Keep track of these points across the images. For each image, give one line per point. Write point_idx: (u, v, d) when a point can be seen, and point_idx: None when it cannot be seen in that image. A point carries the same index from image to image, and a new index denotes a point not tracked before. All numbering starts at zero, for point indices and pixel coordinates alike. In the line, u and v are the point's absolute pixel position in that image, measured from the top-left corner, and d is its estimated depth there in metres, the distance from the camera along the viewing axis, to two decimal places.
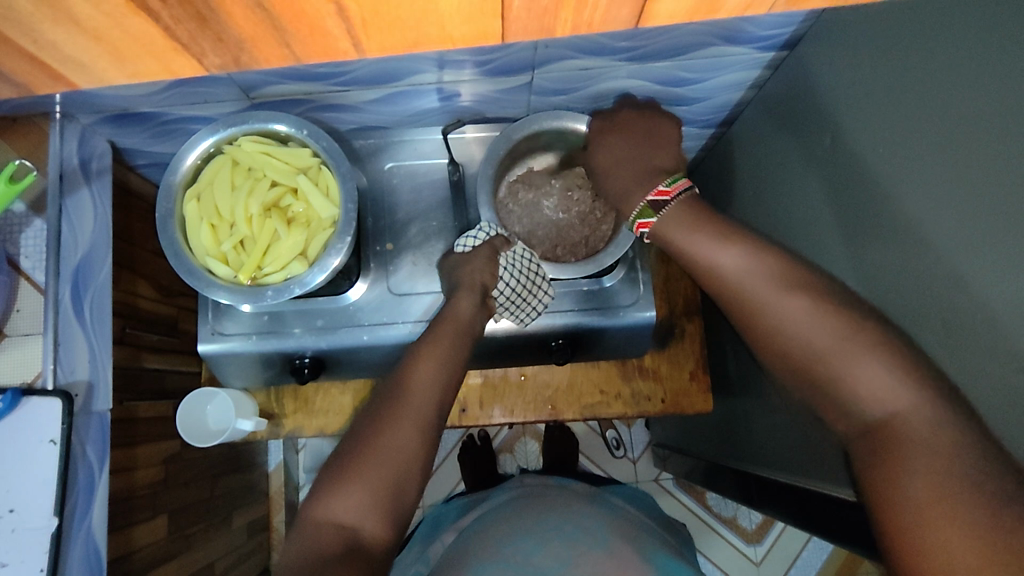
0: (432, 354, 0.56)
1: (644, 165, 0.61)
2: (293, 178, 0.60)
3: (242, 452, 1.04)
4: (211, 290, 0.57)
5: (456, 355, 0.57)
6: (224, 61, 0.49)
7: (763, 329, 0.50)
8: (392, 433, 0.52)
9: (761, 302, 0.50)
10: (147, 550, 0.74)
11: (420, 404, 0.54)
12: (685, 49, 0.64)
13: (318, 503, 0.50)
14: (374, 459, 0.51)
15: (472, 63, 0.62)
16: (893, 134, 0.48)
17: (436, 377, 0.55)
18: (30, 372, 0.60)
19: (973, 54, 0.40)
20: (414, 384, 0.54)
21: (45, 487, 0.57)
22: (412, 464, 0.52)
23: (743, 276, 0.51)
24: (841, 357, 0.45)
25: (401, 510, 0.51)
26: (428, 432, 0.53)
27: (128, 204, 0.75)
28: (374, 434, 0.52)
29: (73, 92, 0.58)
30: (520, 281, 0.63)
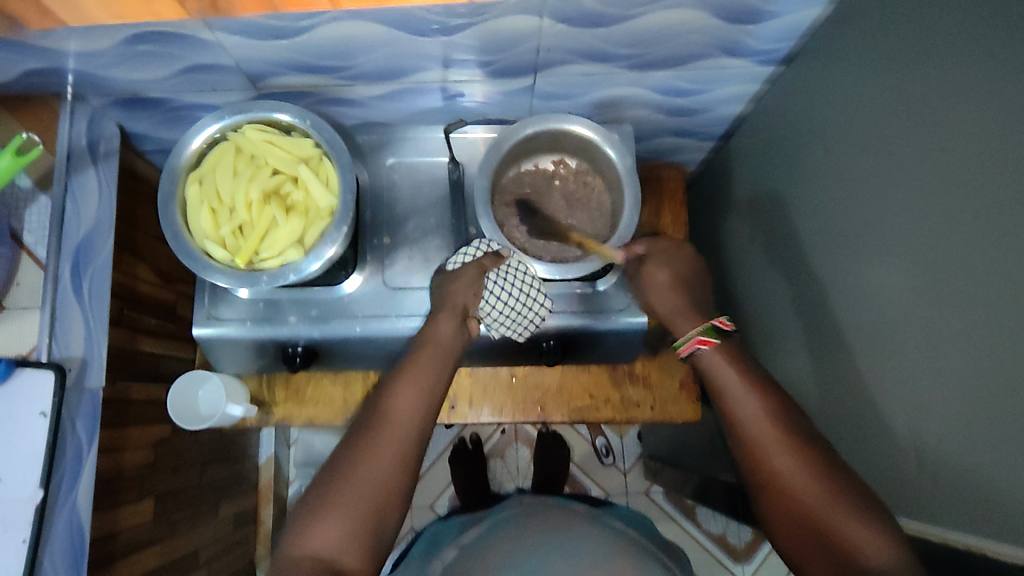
0: (413, 379, 0.58)
1: (698, 297, 0.62)
2: (293, 167, 0.61)
3: (232, 443, 1.04)
4: (208, 273, 0.58)
5: (436, 381, 0.59)
6: (203, 5, 0.51)
7: (762, 472, 0.53)
8: (372, 460, 0.53)
9: (745, 418, 0.55)
10: (132, 532, 0.75)
11: (401, 430, 0.55)
12: (684, 60, 0.65)
13: (295, 538, 0.50)
14: (354, 488, 0.52)
15: (475, 63, 0.64)
16: (905, 145, 0.49)
17: (416, 402, 0.57)
18: (25, 345, 0.61)
19: (983, 66, 0.42)
20: (396, 411, 0.56)
21: (33, 460, 0.57)
22: (394, 491, 0.53)
23: (736, 393, 0.56)
24: (832, 504, 0.49)
25: (381, 536, 0.52)
26: (409, 456, 0.55)
27: (134, 187, 0.76)
28: (356, 462, 0.53)
29: (86, 72, 0.61)
30: (515, 294, 0.62)
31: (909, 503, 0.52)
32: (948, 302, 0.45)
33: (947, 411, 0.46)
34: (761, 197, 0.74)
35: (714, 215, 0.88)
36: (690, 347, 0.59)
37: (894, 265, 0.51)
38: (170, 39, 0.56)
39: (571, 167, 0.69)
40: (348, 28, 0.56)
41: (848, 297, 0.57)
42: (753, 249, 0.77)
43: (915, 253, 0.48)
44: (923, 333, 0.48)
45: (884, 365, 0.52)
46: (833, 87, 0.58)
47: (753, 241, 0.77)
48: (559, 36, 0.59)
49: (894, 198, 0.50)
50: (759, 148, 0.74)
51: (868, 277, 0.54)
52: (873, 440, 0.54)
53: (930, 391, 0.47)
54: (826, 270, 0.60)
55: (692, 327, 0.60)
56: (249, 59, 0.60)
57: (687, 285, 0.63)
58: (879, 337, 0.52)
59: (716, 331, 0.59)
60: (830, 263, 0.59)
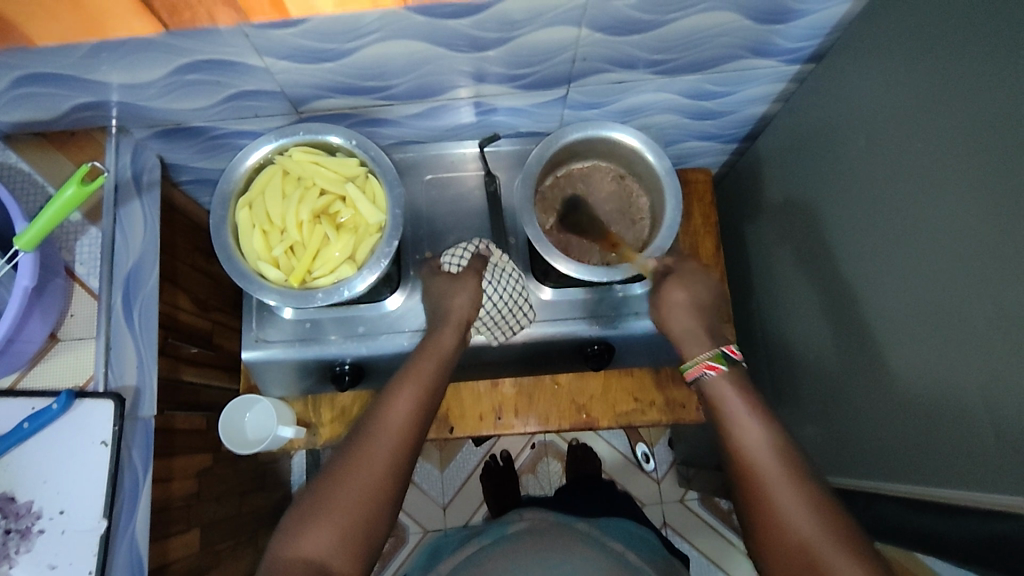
0: (410, 390, 0.56)
1: (713, 324, 0.63)
2: (341, 186, 0.62)
3: (267, 471, 1.03)
4: (262, 293, 0.59)
5: (434, 388, 0.58)
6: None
7: (759, 499, 0.52)
8: (361, 467, 0.52)
9: (731, 416, 0.56)
10: (182, 563, 0.74)
11: (391, 438, 0.54)
12: (711, 63, 0.67)
13: (285, 542, 0.49)
14: (342, 494, 0.51)
15: (511, 76, 0.65)
16: (926, 127, 0.50)
17: (411, 412, 0.55)
18: (82, 375, 0.60)
19: (1002, 44, 0.43)
20: (389, 420, 0.55)
21: (94, 490, 0.56)
22: (382, 499, 0.52)
23: (719, 393, 0.58)
24: (794, 502, 0.50)
25: (370, 545, 0.50)
26: (399, 464, 0.53)
27: (173, 218, 0.77)
28: (346, 468, 0.52)
29: (130, 104, 0.62)
30: (505, 300, 0.67)
31: (943, 486, 0.51)
32: (977, 273, 0.45)
33: (976, 391, 0.46)
34: (790, 188, 0.74)
35: (737, 216, 0.90)
36: (697, 370, 0.59)
37: (919, 251, 0.51)
38: (216, 67, 0.57)
39: (609, 173, 0.71)
40: (392, 48, 0.58)
41: (876, 288, 0.57)
42: (780, 248, 0.77)
43: (943, 233, 0.49)
44: (950, 314, 0.48)
45: (914, 352, 0.52)
46: (856, 80, 0.60)
47: (779, 239, 0.77)
48: (596, 45, 0.61)
49: (917, 184, 0.51)
50: (784, 147, 0.75)
51: (896, 266, 0.54)
52: (906, 431, 0.54)
53: (960, 371, 0.48)
54: (853, 264, 0.61)
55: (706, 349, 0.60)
56: (295, 83, 0.62)
57: (704, 314, 0.63)
58: (907, 324, 0.53)
59: (727, 358, 0.59)
60: (858, 255, 0.60)
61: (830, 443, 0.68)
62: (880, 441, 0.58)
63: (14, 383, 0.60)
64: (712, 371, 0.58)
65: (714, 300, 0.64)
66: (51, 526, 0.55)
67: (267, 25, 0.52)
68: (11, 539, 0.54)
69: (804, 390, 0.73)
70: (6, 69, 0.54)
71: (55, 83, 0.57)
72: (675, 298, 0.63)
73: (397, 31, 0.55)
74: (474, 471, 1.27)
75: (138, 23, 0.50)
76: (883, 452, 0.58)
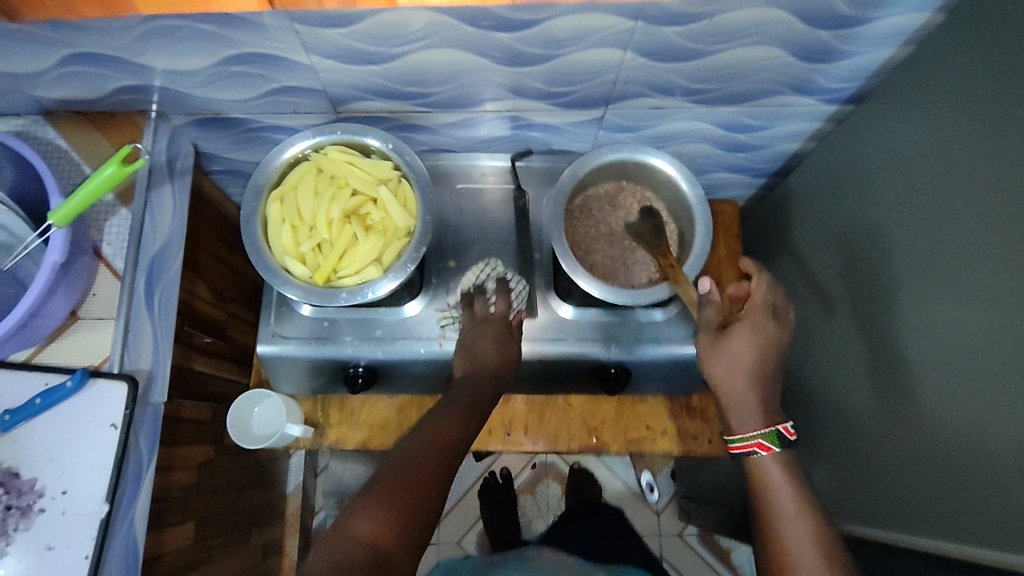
0: (446, 402, 0.56)
1: (771, 385, 0.56)
2: (374, 188, 0.62)
3: (265, 469, 1.02)
4: (286, 287, 0.59)
5: (476, 395, 0.57)
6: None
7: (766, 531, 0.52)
8: (406, 458, 0.50)
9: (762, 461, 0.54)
10: (174, 555, 0.72)
11: (433, 436, 0.52)
12: (750, 97, 0.67)
13: (337, 526, 0.47)
14: (389, 480, 0.48)
15: (550, 93, 0.65)
16: (970, 173, 0.49)
17: (449, 418, 0.54)
18: (97, 356, 0.60)
19: None
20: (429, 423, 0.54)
21: (98, 473, 0.55)
22: (428, 489, 0.49)
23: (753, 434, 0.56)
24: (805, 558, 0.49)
25: (416, 528, 0.47)
26: (446, 461, 0.51)
27: (200, 206, 0.78)
28: (391, 462, 0.50)
29: (172, 91, 0.63)
30: None
31: (963, 539, 0.50)
32: (1010, 328, 0.45)
33: (1010, 450, 0.45)
34: (821, 212, 0.73)
35: (760, 250, 0.89)
36: (746, 448, 0.54)
37: (954, 300, 0.50)
38: (262, 61, 0.58)
39: (638, 196, 0.70)
40: (436, 56, 0.58)
41: (905, 335, 0.56)
42: (806, 287, 0.76)
43: (979, 284, 0.48)
44: (984, 366, 0.47)
45: (943, 404, 0.51)
46: (896, 124, 0.60)
47: (806, 278, 0.76)
48: (639, 70, 0.61)
49: (955, 229, 0.51)
50: (817, 185, 0.75)
51: (928, 315, 0.53)
52: (931, 485, 0.53)
53: (989, 426, 0.47)
54: (882, 308, 0.60)
55: (756, 425, 0.54)
56: (337, 83, 0.62)
57: (765, 374, 0.56)
58: (938, 374, 0.52)
59: (781, 437, 0.53)
60: (887, 300, 0.59)
61: (843, 473, 0.68)
62: (897, 478, 0.58)
63: (29, 357, 0.59)
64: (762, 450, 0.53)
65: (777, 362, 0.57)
66: (52, 506, 0.54)
67: (315, 23, 0.53)
68: (10, 516, 0.53)
69: (819, 415, 0.72)
70: (57, 46, 0.55)
71: (102, 64, 0.58)
72: (730, 350, 0.56)
73: (443, 39, 0.56)
74: (472, 487, 1.25)
75: (198, 16, 0.51)
76: (902, 491, 0.57)
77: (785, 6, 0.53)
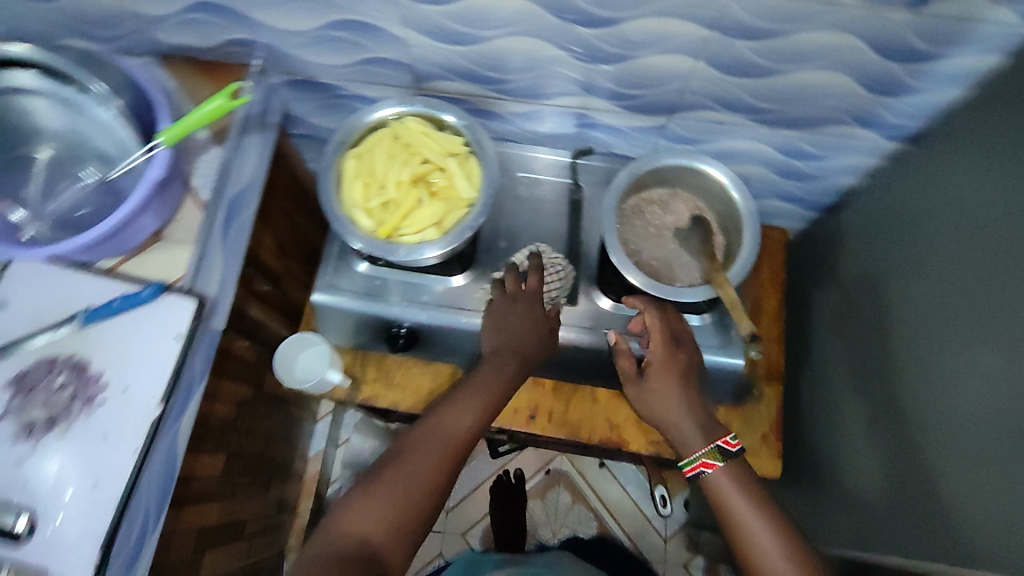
0: (462, 404, 0.60)
1: (691, 398, 0.64)
2: (444, 159, 0.66)
3: (292, 425, 1.06)
4: (351, 236, 0.63)
5: (494, 398, 0.61)
6: None
7: (728, 523, 0.58)
8: (414, 463, 0.56)
9: (726, 499, 0.59)
10: (203, 481, 0.76)
11: (444, 442, 0.58)
12: (812, 122, 0.69)
13: (342, 515, 0.54)
14: (393, 482, 0.55)
15: (619, 95, 0.69)
16: (1007, 231, 0.50)
17: (463, 421, 0.59)
18: (174, 273, 0.65)
19: None
20: (444, 424, 0.58)
21: (157, 377, 0.60)
22: (427, 494, 0.56)
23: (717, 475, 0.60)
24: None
25: (408, 524, 0.54)
26: (447, 469, 0.57)
27: (279, 162, 0.84)
28: (398, 463, 0.56)
29: (277, 49, 0.69)
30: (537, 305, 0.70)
31: None
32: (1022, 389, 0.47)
33: (1008, 504, 0.47)
34: (863, 240, 0.75)
35: (801, 280, 0.90)
36: (694, 470, 0.60)
37: (977, 358, 0.52)
38: (361, 30, 0.64)
39: (689, 204, 0.73)
40: (518, 44, 0.63)
41: (929, 389, 0.58)
42: (835, 330, 0.78)
43: (999, 341, 0.50)
44: (996, 425, 0.49)
45: (958, 458, 0.53)
46: (938, 179, 0.62)
47: (836, 323, 0.78)
48: (707, 81, 0.65)
49: (987, 283, 0.52)
50: (865, 218, 0.76)
51: (951, 370, 0.55)
52: (938, 534, 0.54)
53: (992, 479, 0.48)
54: (907, 362, 0.62)
55: (698, 448, 0.62)
56: (424, 60, 0.67)
57: (685, 386, 0.64)
58: (958, 428, 0.53)
59: (724, 451, 0.61)
60: (912, 352, 0.61)
61: (852, 496, 0.70)
62: (902, 507, 0.60)
63: (113, 266, 0.65)
64: (711, 468, 0.60)
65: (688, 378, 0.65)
66: (112, 400, 0.58)
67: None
68: (75, 402, 0.58)
69: (838, 435, 0.74)
70: None
71: (221, 15, 0.64)
72: (651, 381, 0.64)
73: (528, 27, 0.60)
74: (484, 482, 1.27)
75: None
76: (903, 523, 0.59)
77: (856, 35, 0.56)
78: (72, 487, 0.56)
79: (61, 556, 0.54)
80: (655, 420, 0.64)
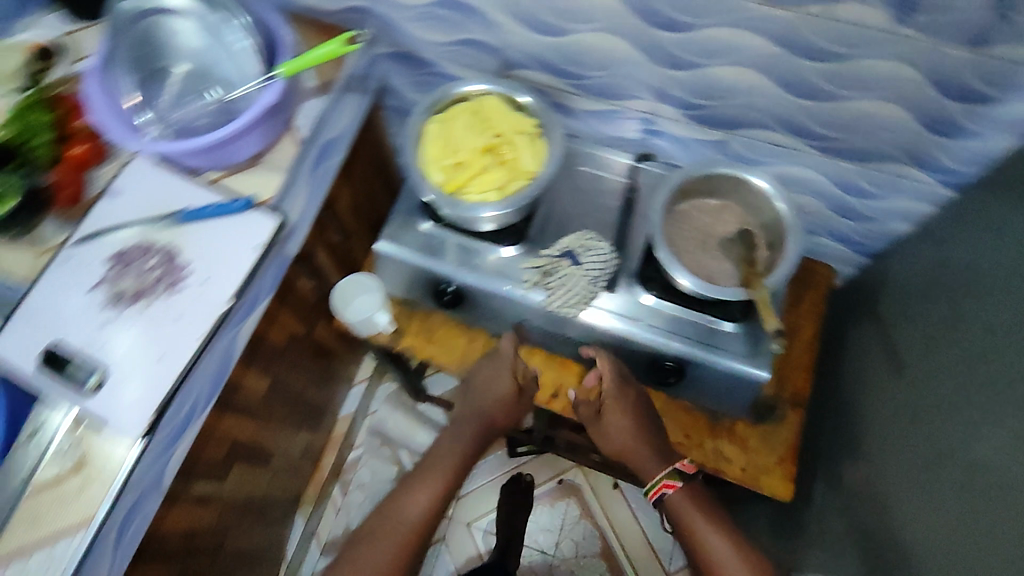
0: (426, 486, 0.80)
1: (644, 429, 0.77)
2: (515, 135, 0.73)
3: (331, 379, 1.12)
4: (421, 187, 0.70)
5: (462, 458, 0.82)
6: None
7: (691, 537, 0.74)
8: (396, 515, 0.78)
9: (692, 527, 0.74)
10: (248, 396, 0.82)
11: (405, 531, 0.77)
12: (867, 157, 0.72)
13: None
14: (369, 552, 0.76)
15: (686, 104, 0.74)
16: (990, 313, 0.56)
17: (424, 500, 0.79)
18: (264, 194, 0.72)
19: None
20: (405, 515, 0.78)
21: (233, 276, 0.66)
22: (407, 542, 0.77)
23: (675, 504, 0.75)
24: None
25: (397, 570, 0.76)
26: (418, 528, 0.78)
27: (369, 127, 0.92)
28: (383, 522, 0.79)
29: (387, 21, 0.78)
30: (580, 284, 0.75)
31: None
32: (976, 458, 0.54)
33: (957, 553, 0.54)
34: (892, 289, 0.80)
35: (841, 320, 0.91)
36: (657, 490, 0.75)
37: (952, 420, 0.59)
38: (464, 11, 0.72)
39: (739, 217, 0.76)
40: (600, 41, 0.69)
41: (937, 441, 0.60)
42: (863, 378, 0.80)
43: (969, 412, 0.56)
44: (986, 482, 0.52)
45: (942, 513, 0.57)
46: (962, 244, 0.66)
47: (865, 370, 0.80)
48: (771, 99, 0.69)
49: (969, 355, 0.58)
50: (909, 263, 0.78)
51: (944, 431, 0.60)
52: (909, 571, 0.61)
53: (949, 530, 0.56)
54: (922, 413, 0.64)
55: (659, 471, 0.75)
56: (514, 46, 0.74)
57: (641, 420, 0.77)
58: (932, 483, 0.60)
59: (679, 472, 0.76)
60: (908, 409, 0.67)
61: (849, 521, 0.77)
62: (887, 538, 0.67)
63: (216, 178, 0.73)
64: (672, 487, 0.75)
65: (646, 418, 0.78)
66: (192, 288, 0.65)
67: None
68: (159, 284, 0.65)
69: (845, 467, 0.80)
70: None
71: None
72: (612, 418, 0.77)
73: (612, 25, 0.66)
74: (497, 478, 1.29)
75: None
76: (885, 554, 0.67)
77: (917, 68, 0.60)
78: (141, 355, 0.62)
79: (118, 411, 0.60)
80: (621, 450, 0.77)
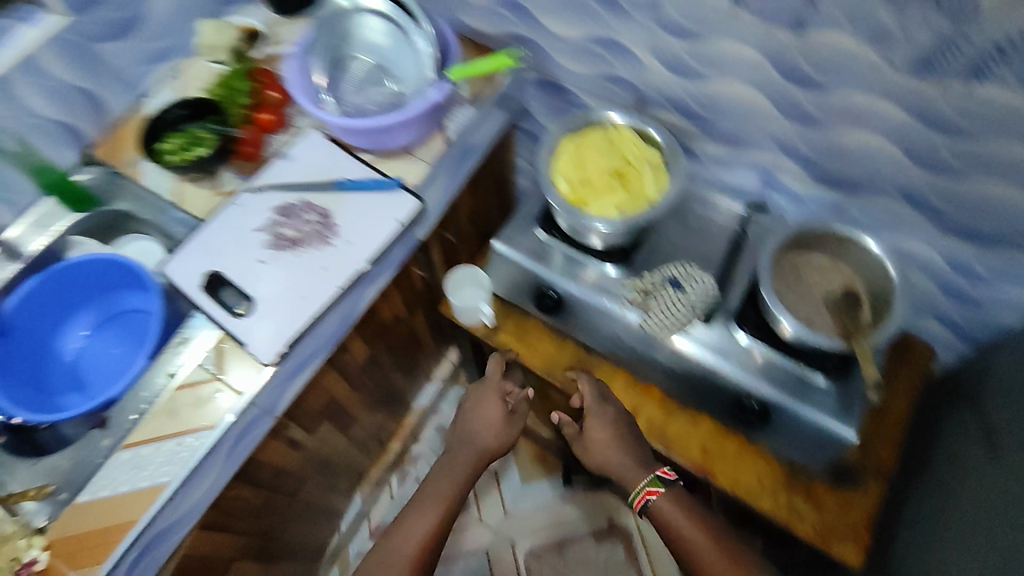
0: (423, 515, 0.74)
1: (619, 429, 0.79)
2: (640, 164, 0.79)
3: (415, 369, 1.18)
4: (548, 194, 0.76)
5: (461, 481, 0.78)
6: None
7: (681, 543, 0.71)
8: (397, 543, 0.72)
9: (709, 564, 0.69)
10: (351, 358, 0.89)
11: (406, 553, 0.71)
12: (988, 239, 0.73)
13: None
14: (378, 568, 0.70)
15: (809, 162, 0.78)
16: None
17: (425, 525, 0.74)
18: (410, 178, 0.80)
19: None
20: (400, 548, 0.72)
21: (372, 242, 0.74)
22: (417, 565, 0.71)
23: (665, 514, 0.73)
24: None
25: None
26: (424, 551, 0.72)
27: (502, 143, 1.01)
28: (384, 548, 0.72)
29: (542, 50, 0.87)
30: (673, 308, 0.76)
31: None
32: None
33: None
34: (995, 374, 0.79)
35: (936, 405, 0.89)
36: (642, 497, 0.74)
37: None
38: (615, 49, 0.80)
39: (846, 275, 0.78)
40: (737, 91, 0.75)
41: (1018, 545, 0.60)
42: (954, 461, 0.78)
43: None
44: None
45: None
46: None
47: (956, 454, 0.78)
48: (895, 168, 0.72)
49: None
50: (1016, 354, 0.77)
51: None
52: None
53: None
54: (1011, 510, 0.63)
55: (642, 476, 0.76)
56: (653, 86, 0.81)
57: (617, 420, 0.80)
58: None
59: (661, 478, 0.75)
60: (993, 500, 0.67)
61: None
62: None
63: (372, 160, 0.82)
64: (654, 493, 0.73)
65: (619, 419, 0.80)
66: (338, 245, 0.74)
67: (670, 32, 0.73)
68: (312, 236, 0.74)
69: (914, 540, 0.80)
70: None
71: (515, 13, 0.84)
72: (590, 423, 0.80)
73: (751, 77, 0.72)
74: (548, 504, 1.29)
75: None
76: None
77: None
78: (285, 293, 0.71)
79: (258, 336, 0.68)
80: (602, 462, 0.79)
